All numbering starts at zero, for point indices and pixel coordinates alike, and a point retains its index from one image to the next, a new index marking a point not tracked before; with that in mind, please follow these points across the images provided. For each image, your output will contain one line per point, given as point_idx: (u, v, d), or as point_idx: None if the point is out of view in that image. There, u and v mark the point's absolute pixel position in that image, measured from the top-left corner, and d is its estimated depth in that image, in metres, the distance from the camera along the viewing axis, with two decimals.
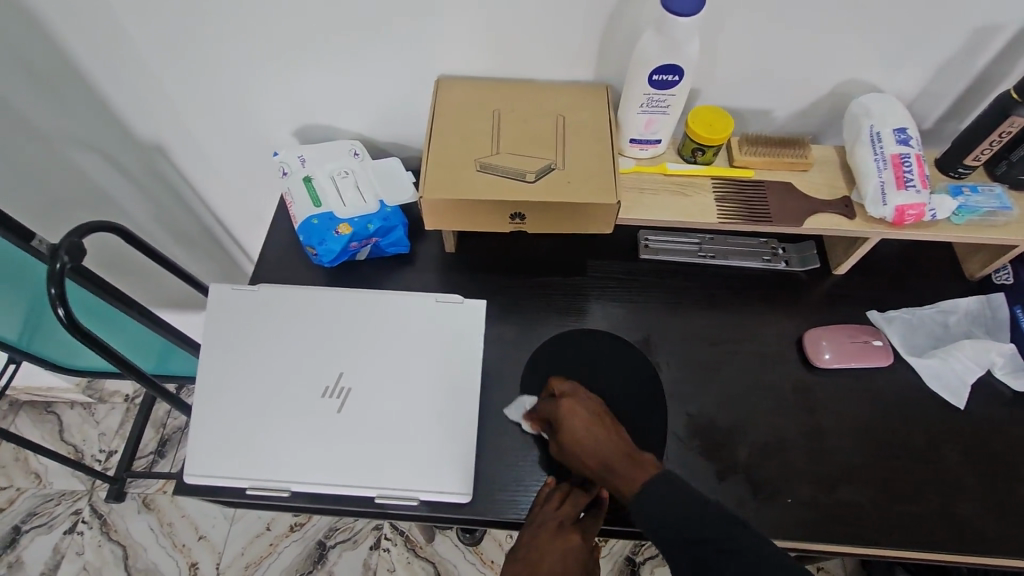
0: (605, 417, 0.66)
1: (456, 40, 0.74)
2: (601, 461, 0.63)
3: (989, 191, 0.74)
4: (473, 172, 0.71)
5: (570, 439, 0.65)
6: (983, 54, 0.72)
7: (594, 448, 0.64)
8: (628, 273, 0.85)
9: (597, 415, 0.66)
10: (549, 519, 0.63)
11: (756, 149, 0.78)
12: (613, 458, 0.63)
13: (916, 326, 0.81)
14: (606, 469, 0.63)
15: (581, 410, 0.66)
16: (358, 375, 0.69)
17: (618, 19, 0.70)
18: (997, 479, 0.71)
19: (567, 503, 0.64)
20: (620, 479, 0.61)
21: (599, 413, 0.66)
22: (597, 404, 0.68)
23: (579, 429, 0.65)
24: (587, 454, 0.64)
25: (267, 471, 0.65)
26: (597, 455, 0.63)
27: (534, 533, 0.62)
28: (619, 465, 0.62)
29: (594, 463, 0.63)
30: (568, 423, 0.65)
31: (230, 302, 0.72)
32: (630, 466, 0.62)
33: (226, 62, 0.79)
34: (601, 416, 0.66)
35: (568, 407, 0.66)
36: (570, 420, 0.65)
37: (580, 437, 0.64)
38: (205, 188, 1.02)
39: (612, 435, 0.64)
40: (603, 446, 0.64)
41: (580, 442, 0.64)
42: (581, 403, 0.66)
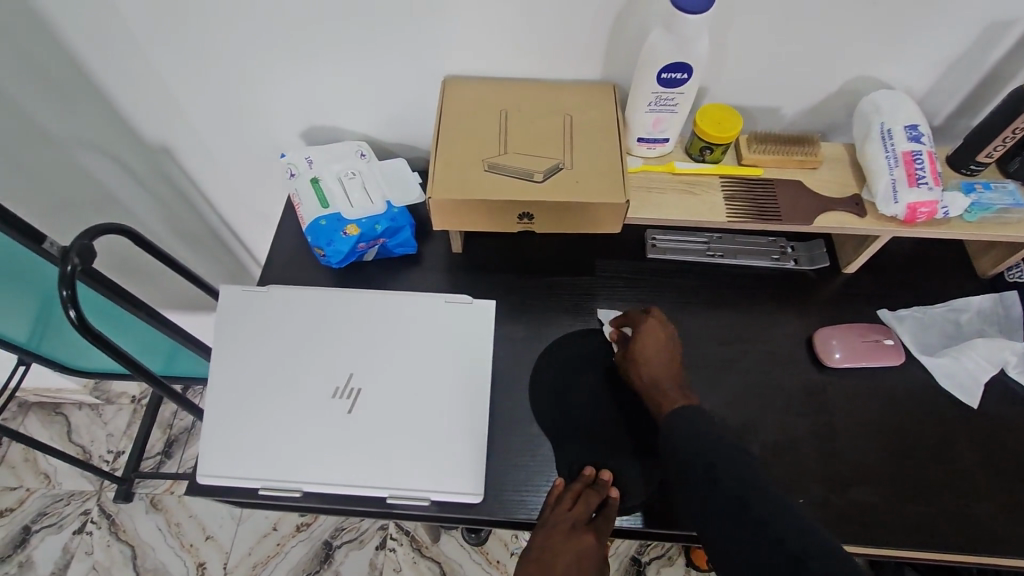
0: (679, 355, 0.72)
1: (462, 39, 0.74)
2: (654, 379, 0.69)
3: (1003, 187, 0.73)
4: (481, 172, 0.71)
5: (638, 348, 0.71)
6: (996, 50, 0.71)
7: (655, 365, 0.70)
8: (636, 272, 0.85)
9: (671, 348, 0.71)
10: (563, 520, 0.62)
11: (765, 148, 0.78)
12: (667, 382, 0.69)
13: (927, 324, 0.80)
14: (654, 386, 0.69)
15: (661, 334, 0.72)
16: (367, 375, 0.69)
17: (626, 17, 0.69)
18: (1011, 479, 0.70)
19: (582, 504, 0.64)
20: (660, 397, 0.68)
21: (676, 348, 0.72)
22: (676, 343, 0.72)
23: (652, 347, 0.71)
24: (645, 368, 0.70)
25: (279, 470, 0.65)
26: (655, 372, 0.70)
27: (548, 534, 0.61)
28: (668, 390, 0.68)
29: (646, 376, 0.70)
30: (644, 337, 0.71)
31: (240, 303, 0.72)
32: (679, 393, 0.68)
33: (233, 63, 0.79)
34: (675, 349, 0.72)
35: (651, 327, 0.72)
36: (647, 336, 0.71)
37: (649, 353, 0.71)
38: (212, 189, 1.02)
39: (677, 368, 0.70)
40: (666, 370, 0.69)
41: (649, 354, 0.70)
42: (665, 328, 0.72)
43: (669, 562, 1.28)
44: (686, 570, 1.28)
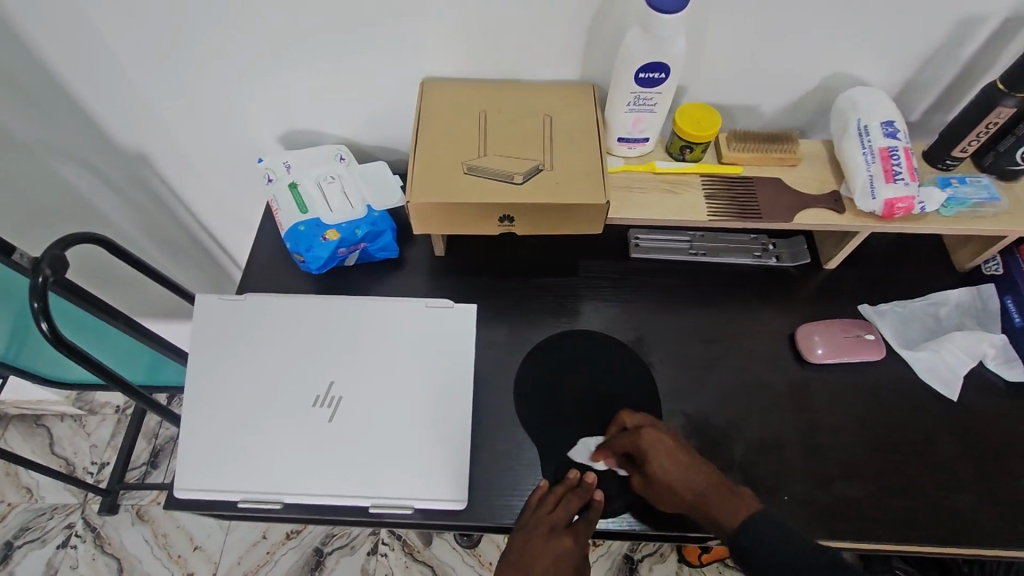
0: (687, 449, 0.65)
1: (439, 41, 0.74)
2: (697, 492, 0.62)
3: (977, 182, 0.75)
4: (461, 175, 0.70)
5: (656, 471, 0.63)
6: (968, 46, 0.72)
7: (676, 479, 0.63)
8: (619, 272, 0.85)
9: (681, 446, 0.65)
10: (541, 524, 0.63)
11: (744, 145, 0.78)
12: (705, 489, 0.62)
13: (907, 318, 0.81)
14: (700, 501, 0.62)
15: (666, 442, 0.64)
16: (348, 383, 0.68)
17: (604, 17, 0.69)
18: (993, 470, 0.71)
19: (562, 506, 0.64)
20: (720, 511, 0.60)
21: (682, 444, 0.65)
22: (680, 440, 0.66)
23: (666, 459, 0.63)
24: (679, 486, 0.62)
25: (259, 483, 0.64)
26: (690, 485, 0.62)
27: (526, 538, 0.63)
28: (711, 497, 0.61)
29: (687, 493, 0.62)
30: (656, 457, 0.63)
31: (217, 312, 0.71)
32: (727, 497, 0.61)
33: (207, 68, 0.77)
34: (683, 447, 0.65)
35: (653, 441, 0.64)
36: (657, 453, 0.63)
37: (671, 469, 0.63)
38: (191, 196, 1.01)
39: (695, 464, 0.63)
40: (704, 477, 0.62)
41: (670, 470, 0.63)
42: (664, 432, 0.65)
43: (661, 559, 1.28)
44: (679, 566, 1.28)
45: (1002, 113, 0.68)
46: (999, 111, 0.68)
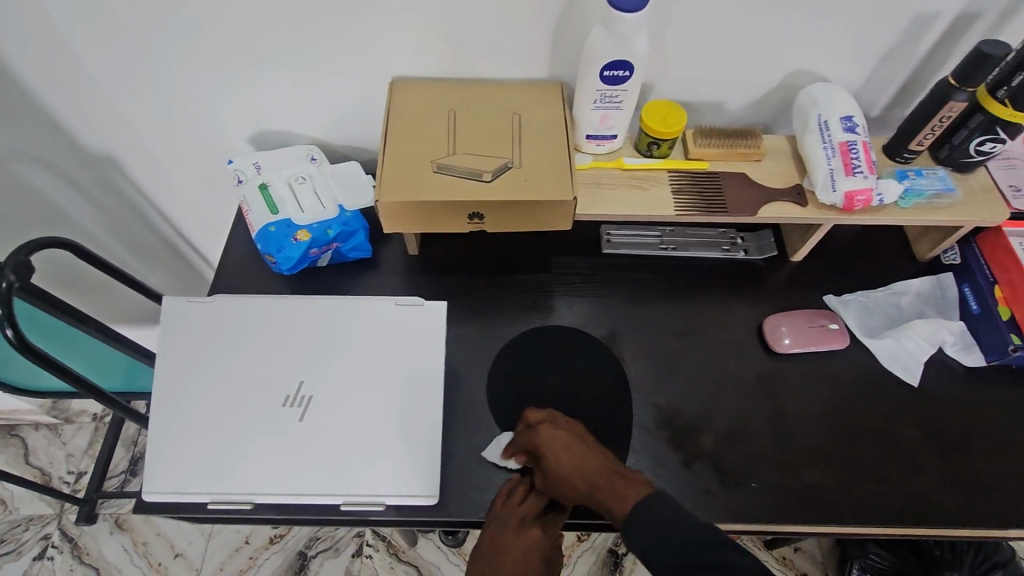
0: (585, 439, 0.65)
1: (407, 40, 0.74)
2: (588, 482, 0.62)
3: (934, 174, 0.77)
4: (430, 173, 0.71)
5: (552, 463, 0.63)
6: (922, 43, 0.74)
7: (569, 469, 0.63)
8: (592, 268, 0.86)
9: (575, 437, 0.65)
10: (511, 517, 0.63)
11: (709, 141, 0.80)
12: (598, 476, 0.62)
13: (871, 308, 0.83)
14: (593, 488, 0.62)
15: (560, 432, 0.65)
16: (320, 383, 0.68)
17: (568, 16, 0.70)
18: (953, 454, 0.73)
19: (534, 500, 0.65)
20: (611, 499, 0.60)
21: (579, 434, 0.66)
22: (577, 429, 0.67)
23: (561, 449, 0.64)
24: (574, 475, 0.63)
25: (230, 484, 0.64)
26: (582, 475, 0.62)
27: (497, 532, 0.62)
28: (604, 486, 0.61)
29: (581, 482, 0.62)
30: (547, 447, 0.64)
31: (186, 315, 0.70)
32: (621, 483, 0.61)
33: (173, 70, 0.77)
34: (581, 437, 0.65)
35: (548, 433, 0.65)
36: (549, 444, 0.64)
37: (563, 461, 0.63)
38: (161, 199, 1.00)
39: (591, 453, 0.64)
40: (594, 467, 0.62)
41: (563, 460, 0.63)
42: (560, 425, 0.66)
43: None
44: None
45: (954, 107, 0.71)
46: (951, 106, 0.71)
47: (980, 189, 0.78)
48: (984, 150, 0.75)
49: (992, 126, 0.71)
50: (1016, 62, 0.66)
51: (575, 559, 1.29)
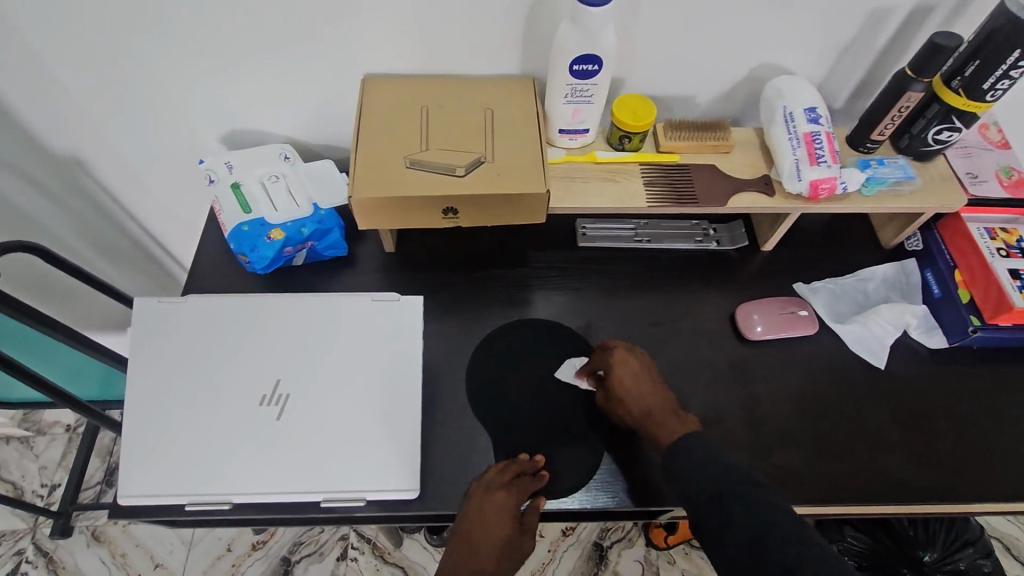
0: (653, 375, 0.71)
1: (377, 37, 0.74)
2: (645, 409, 0.69)
3: (895, 162, 0.79)
4: (403, 169, 0.71)
5: (617, 383, 0.70)
6: (880, 36, 0.76)
7: (632, 396, 0.70)
8: (568, 262, 0.87)
9: (647, 370, 0.71)
10: (488, 524, 0.64)
11: (679, 134, 0.81)
12: (654, 406, 0.69)
13: (839, 295, 0.85)
14: (646, 415, 0.69)
15: (633, 362, 0.71)
16: (296, 381, 0.68)
17: (537, 12, 0.71)
18: (919, 433, 0.76)
19: (510, 507, 0.65)
20: (661, 428, 0.67)
21: (651, 369, 0.72)
22: (650, 365, 0.72)
23: (629, 377, 0.70)
24: (631, 399, 0.70)
25: (207, 485, 0.63)
26: (641, 403, 0.69)
27: (472, 535, 0.64)
28: (659, 415, 0.68)
29: (635, 408, 0.69)
30: (619, 370, 0.71)
31: (158, 316, 0.69)
32: (670, 416, 0.68)
33: (140, 70, 0.76)
34: (651, 371, 0.71)
35: (623, 357, 0.72)
36: (621, 367, 0.71)
37: (628, 385, 0.70)
38: (132, 201, 0.98)
39: (655, 387, 0.70)
40: (653, 397, 0.69)
41: (628, 385, 0.70)
42: (634, 356, 0.72)
43: (629, 544, 1.31)
44: (646, 549, 1.31)
45: (911, 97, 0.73)
46: (909, 96, 0.73)
47: (939, 177, 0.81)
48: (942, 139, 0.78)
49: (948, 115, 0.74)
50: (968, 52, 0.69)
51: (561, 554, 1.30)
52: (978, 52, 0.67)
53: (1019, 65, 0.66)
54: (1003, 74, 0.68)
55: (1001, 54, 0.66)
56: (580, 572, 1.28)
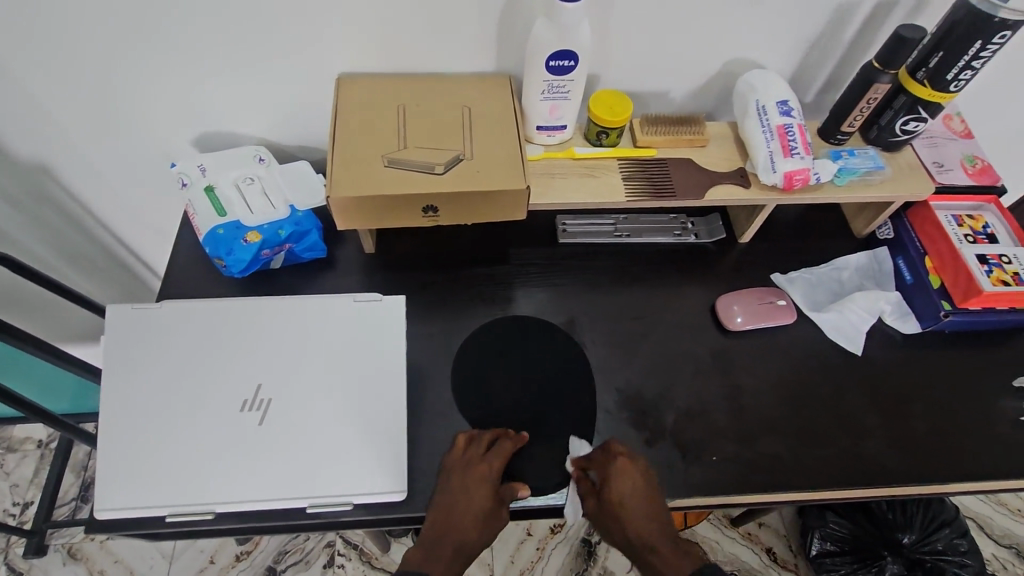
0: (655, 497, 0.66)
1: (352, 36, 0.73)
2: (643, 535, 0.63)
3: (865, 153, 0.81)
4: (381, 168, 0.71)
5: (615, 499, 0.65)
6: (847, 30, 0.78)
7: (630, 516, 0.64)
8: (549, 258, 0.87)
9: (647, 490, 0.66)
10: (467, 492, 0.65)
11: (655, 129, 0.82)
12: (653, 535, 0.63)
13: (815, 284, 0.87)
14: (644, 544, 0.63)
15: (637, 479, 0.66)
16: (278, 384, 0.67)
17: (512, 8, 0.71)
18: (895, 416, 0.78)
19: (486, 475, 0.66)
20: (662, 559, 0.62)
21: (652, 491, 0.67)
22: (651, 483, 0.67)
23: (629, 496, 0.65)
24: (630, 524, 0.64)
25: (189, 494, 0.62)
26: (639, 528, 0.64)
27: (453, 505, 0.65)
28: (659, 546, 0.63)
29: (632, 534, 0.64)
30: (620, 486, 0.66)
31: (131, 322, 0.68)
32: (674, 548, 0.62)
33: (107, 72, 0.74)
34: (652, 488, 0.67)
35: (625, 471, 0.67)
36: (622, 483, 0.66)
37: (627, 505, 0.65)
38: (100, 208, 0.96)
39: (656, 513, 0.65)
40: (652, 526, 0.64)
41: (627, 505, 0.65)
42: (637, 469, 0.67)
43: None
44: None
45: (879, 89, 0.75)
46: (877, 88, 0.75)
47: (908, 166, 0.83)
48: (909, 129, 0.80)
49: (914, 106, 0.76)
50: (932, 44, 0.71)
51: (549, 552, 1.30)
52: (942, 44, 0.69)
53: (980, 55, 0.69)
54: (965, 65, 0.70)
55: (963, 45, 0.68)
56: (569, 568, 1.29)
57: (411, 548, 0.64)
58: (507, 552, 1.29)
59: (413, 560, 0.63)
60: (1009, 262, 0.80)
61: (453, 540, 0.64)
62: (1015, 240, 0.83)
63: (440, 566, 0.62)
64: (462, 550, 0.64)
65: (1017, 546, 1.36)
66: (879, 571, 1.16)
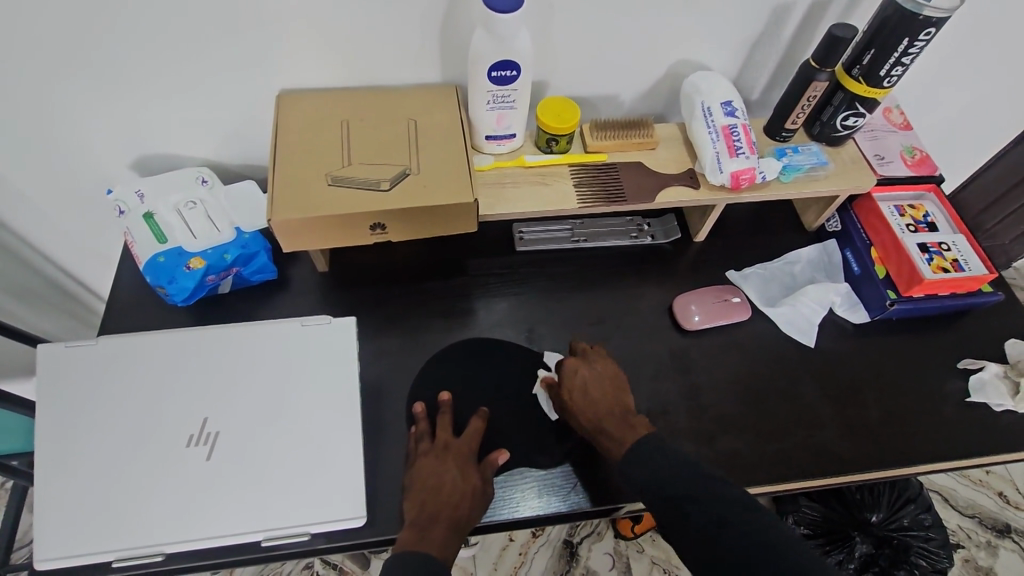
0: (609, 380, 0.72)
1: (288, 52, 0.71)
2: (595, 420, 0.69)
3: (808, 150, 0.83)
4: (326, 187, 0.69)
5: (568, 392, 0.71)
6: (785, 30, 0.79)
7: (585, 403, 0.70)
8: (506, 267, 0.86)
9: (599, 379, 0.72)
10: (450, 469, 0.66)
11: (606, 134, 0.82)
12: (607, 418, 0.69)
13: (767, 278, 0.88)
14: (597, 429, 0.69)
15: (585, 372, 0.72)
16: (224, 417, 0.65)
17: (452, 18, 0.70)
18: (849, 405, 0.80)
19: (465, 454, 0.68)
20: (611, 437, 0.68)
21: (606, 375, 0.73)
22: (611, 369, 0.74)
23: (581, 384, 0.72)
24: (583, 410, 0.70)
25: (134, 538, 0.60)
26: (592, 414, 0.70)
27: (439, 484, 0.65)
28: (609, 425, 0.69)
29: (587, 420, 0.70)
30: (571, 380, 0.72)
31: (67, 361, 0.65)
32: (621, 427, 0.68)
33: (28, 96, 0.70)
34: (604, 379, 0.72)
35: (574, 366, 0.73)
36: (571, 376, 0.72)
37: (579, 392, 0.71)
38: (38, 237, 0.91)
39: (610, 393, 0.71)
40: (605, 406, 0.70)
41: (581, 395, 0.71)
42: (588, 365, 0.73)
43: (598, 537, 1.32)
44: (615, 540, 1.32)
45: (817, 87, 0.76)
46: (815, 86, 0.76)
47: (851, 160, 0.85)
48: (849, 125, 0.81)
49: (852, 102, 0.78)
50: (864, 41, 0.72)
51: (532, 555, 1.29)
52: (872, 42, 0.71)
53: (909, 52, 0.70)
54: (897, 61, 0.72)
55: (893, 42, 0.70)
56: (552, 571, 1.28)
57: (402, 535, 0.63)
58: (489, 558, 1.28)
59: (406, 541, 0.62)
60: (948, 249, 0.83)
61: (446, 517, 0.63)
62: (954, 227, 0.86)
63: (435, 546, 0.62)
64: (458, 526, 0.63)
65: (979, 515, 1.41)
66: (850, 551, 1.19)
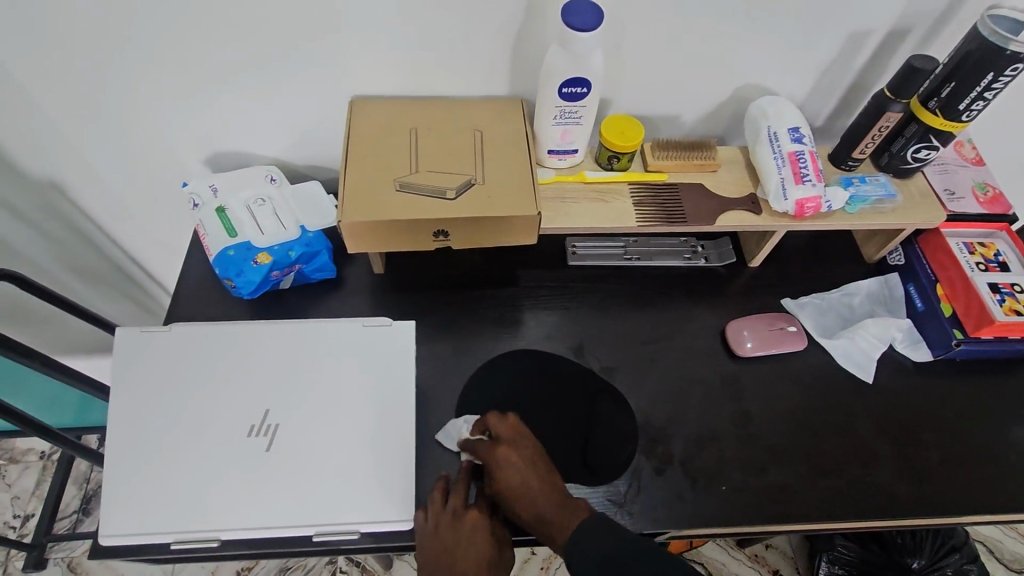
0: (541, 463, 0.65)
1: (365, 60, 0.74)
2: (535, 513, 0.62)
3: (876, 180, 0.81)
4: (392, 192, 0.71)
5: (504, 489, 0.63)
6: (858, 60, 0.78)
7: (521, 494, 0.63)
8: (557, 281, 0.86)
9: (529, 465, 0.64)
10: (464, 537, 0.62)
11: (667, 154, 0.82)
12: (545, 504, 0.62)
13: (825, 309, 0.86)
14: (539, 520, 0.62)
15: (517, 459, 0.64)
16: (285, 410, 0.67)
17: (526, 33, 0.71)
18: (908, 445, 0.77)
19: (480, 518, 0.64)
20: (555, 527, 0.61)
21: (540, 461, 0.65)
22: (536, 450, 0.66)
23: (512, 478, 0.63)
24: (522, 505, 0.63)
25: (195, 521, 0.62)
26: (531, 507, 0.62)
27: (452, 553, 0.61)
28: (550, 516, 0.62)
29: (527, 514, 0.62)
30: (502, 470, 0.64)
31: (142, 345, 0.68)
32: (561, 509, 0.62)
33: (121, 89, 0.74)
34: (534, 464, 0.64)
35: (505, 456, 0.64)
36: (504, 468, 0.64)
37: (516, 487, 0.63)
38: (111, 222, 0.96)
39: (545, 479, 0.64)
40: (542, 495, 0.62)
41: (515, 489, 0.63)
42: (517, 453, 0.65)
43: None
44: None
45: (890, 118, 0.75)
46: (888, 117, 0.75)
47: (919, 194, 0.83)
48: (921, 157, 0.80)
49: (926, 134, 0.76)
50: (943, 74, 0.71)
51: (554, 570, 1.28)
52: (953, 75, 0.69)
53: (992, 86, 0.69)
54: (978, 96, 0.70)
55: (976, 77, 0.68)
56: None
57: None
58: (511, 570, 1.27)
59: None
60: (1021, 291, 0.80)
61: None
62: None
63: None
64: None
65: None
66: None
